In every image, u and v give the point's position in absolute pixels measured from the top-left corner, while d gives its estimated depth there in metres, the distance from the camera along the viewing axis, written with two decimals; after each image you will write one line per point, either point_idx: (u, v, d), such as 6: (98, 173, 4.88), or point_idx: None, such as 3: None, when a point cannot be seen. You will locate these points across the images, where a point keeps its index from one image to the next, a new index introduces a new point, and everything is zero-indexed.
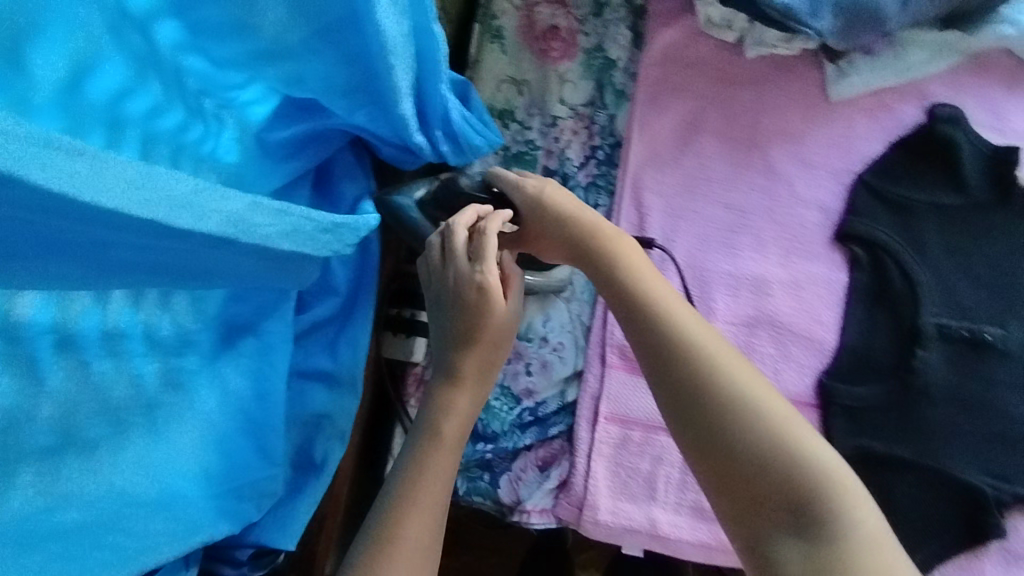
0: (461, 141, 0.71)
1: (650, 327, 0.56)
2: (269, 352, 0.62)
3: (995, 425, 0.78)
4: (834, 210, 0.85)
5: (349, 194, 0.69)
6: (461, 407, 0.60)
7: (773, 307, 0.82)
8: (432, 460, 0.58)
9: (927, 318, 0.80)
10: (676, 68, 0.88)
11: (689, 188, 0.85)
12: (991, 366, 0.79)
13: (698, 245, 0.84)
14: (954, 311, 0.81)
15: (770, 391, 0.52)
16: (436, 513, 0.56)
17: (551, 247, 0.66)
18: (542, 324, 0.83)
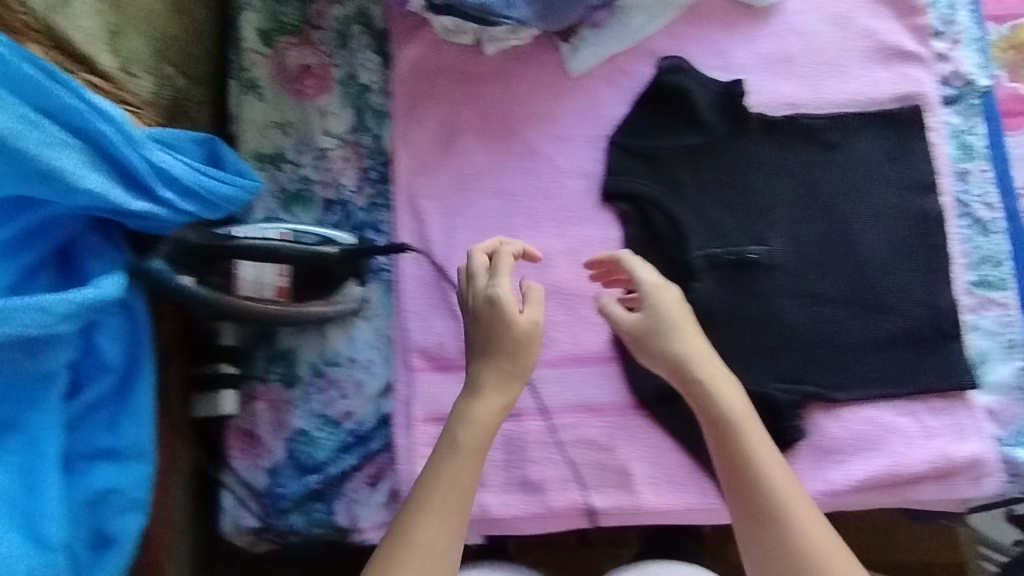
0: (198, 193, 0.74)
1: (701, 394, 0.64)
2: (35, 445, 0.64)
3: (774, 335, 0.84)
4: (596, 174, 0.89)
5: (94, 271, 0.69)
6: (485, 410, 0.63)
7: (558, 276, 0.86)
8: (452, 468, 0.60)
9: (695, 253, 0.85)
10: (426, 79, 0.92)
11: (461, 186, 0.89)
12: (760, 282, 0.85)
13: (479, 236, 0.88)
14: (719, 241, 0.86)
15: (783, 472, 0.61)
16: (457, 522, 0.58)
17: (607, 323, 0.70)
18: (348, 346, 0.86)
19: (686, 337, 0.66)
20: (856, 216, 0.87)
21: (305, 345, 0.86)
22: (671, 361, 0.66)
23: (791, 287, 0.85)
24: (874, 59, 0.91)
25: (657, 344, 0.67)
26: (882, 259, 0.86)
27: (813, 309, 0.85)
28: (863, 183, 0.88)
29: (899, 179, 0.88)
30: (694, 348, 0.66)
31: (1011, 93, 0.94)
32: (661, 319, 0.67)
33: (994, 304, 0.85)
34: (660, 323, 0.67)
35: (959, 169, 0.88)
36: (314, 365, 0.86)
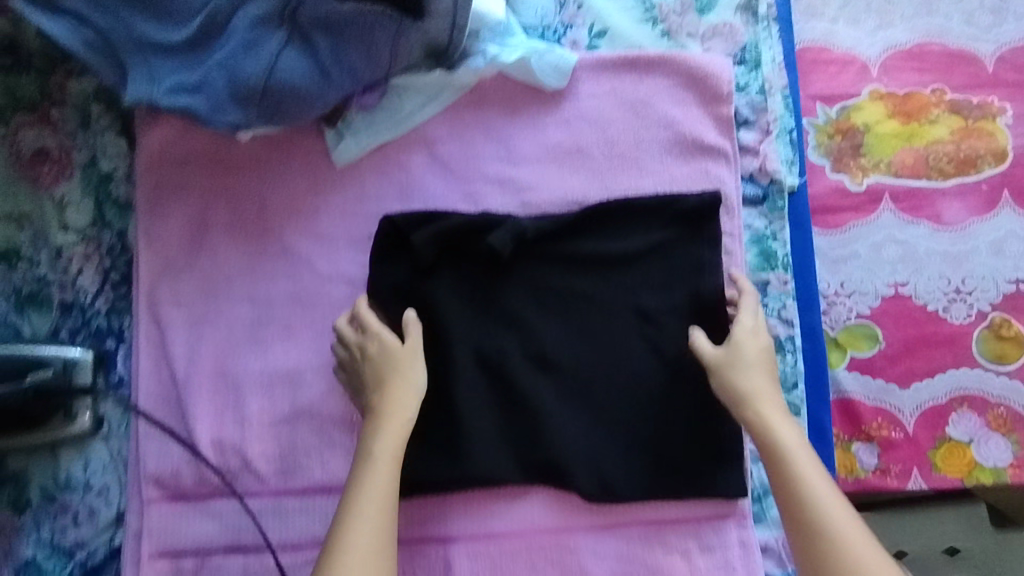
0: None
1: (758, 421, 0.70)
2: None
3: (430, 428, 0.78)
4: (361, 279, 0.82)
5: None
6: (383, 445, 0.69)
7: (309, 398, 0.79)
8: (374, 452, 0.68)
9: (461, 350, 0.78)
10: (174, 167, 0.83)
11: (209, 292, 0.81)
12: (540, 363, 0.79)
13: (226, 348, 0.80)
14: (484, 332, 0.79)
15: (836, 504, 0.64)
16: (384, 501, 0.66)
17: (395, 397, 0.72)
18: (82, 470, 0.79)
19: (743, 374, 0.72)
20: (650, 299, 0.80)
21: (35, 466, 0.80)
22: (731, 396, 0.72)
23: (501, 316, 0.80)
24: (671, 153, 0.82)
25: (738, 386, 0.72)
26: (624, 264, 0.80)
27: (512, 377, 0.78)
28: (626, 293, 0.80)
29: (684, 273, 0.80)
30: (751, 396, 0.71)
31: (832, 187, 0.86)
32: (745, 386, 0.72)
33: None
34: (741, 363, 0.73)
35: (759, 279, 0.81)
36: (45, 488, 0.79)
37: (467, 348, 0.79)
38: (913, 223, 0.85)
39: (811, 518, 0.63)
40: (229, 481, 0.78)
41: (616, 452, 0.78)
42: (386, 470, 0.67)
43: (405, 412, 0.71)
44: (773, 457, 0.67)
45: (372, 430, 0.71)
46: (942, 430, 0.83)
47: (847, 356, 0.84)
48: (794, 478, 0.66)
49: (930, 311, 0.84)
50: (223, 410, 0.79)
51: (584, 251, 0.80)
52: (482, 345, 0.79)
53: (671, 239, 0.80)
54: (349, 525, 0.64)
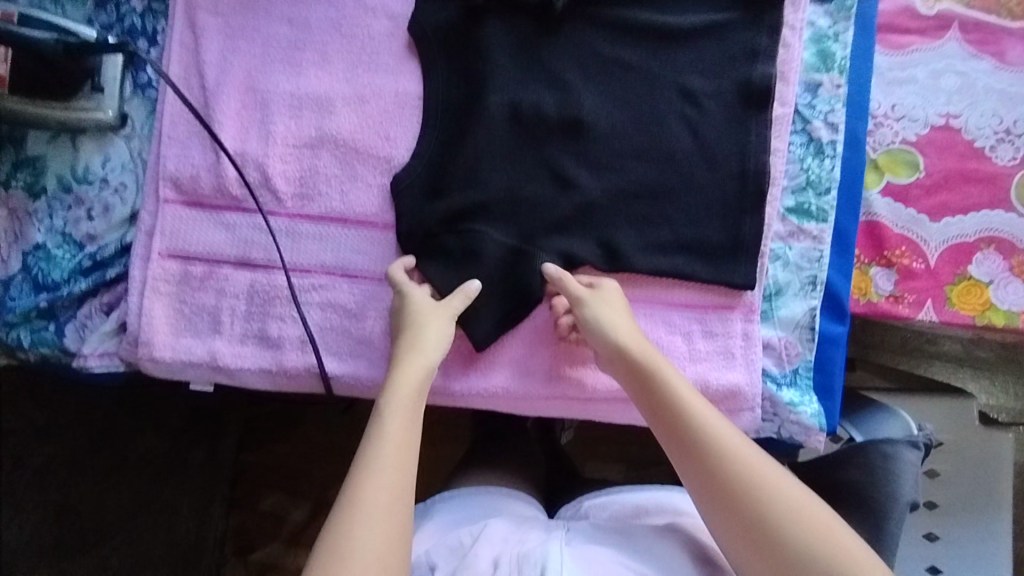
0: None
1: (655, 394, 0.65)
2: None
3: (448, 169, 0.76)
4: (403, 16, 0.79)
5: None
6: (405, 383, 0.64)
7: (336, 126, 0.78)
8: (387, 429, 0.61)
9: (493, 97, 0.76)
10: None
11: (248, 6, 0.79)
12: (573, 125, 0.76)
13: (257, 64, 0.78)
14: (521, 84, 0.77)
15: (746, 456, 0.61)
16: (403, 484, 0.59)
17: (426, 353, 0.66)
18: (101, 165, 0.79)
19: (622, 326, 0.68)
20: (696, 78, 0.77)
21: (53, 155, 0.79)
22: (618, 361, 0.67)
23: (542, 73, 0.77)
24: None
25: (616, 342, 0.67)
26: (677, 43, 0.77)
27: (540, 135, 0.76)
28: (672, 70, 0.77)
29: (735, 57, 0.76)
30: (645, 363, 0.66)
31: (901, 6, 0.83)
32: (615, 327, 0.68)
33: (805, 236, 0.78)
34: (620, 325, 0.69)
35: (811, 79, 0.78)
36: (61, 178, 0.79)
37: (507, 96, 0.76)
38: (976, 58, 0.83)
39: (723, 478, 0.60)
40: (246, 193, 0.77)
41: (632, 228, 0.76)
42: (398, 444, 0.60)
43: (435, 344, 0.67)
44: (702, 461, 0.61)
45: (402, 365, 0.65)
46: (964, 268, 0.81)
47: (884, 179, 0.82)
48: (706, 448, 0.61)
49: (976, 147, 0.82)
50: (249, 124, 0.78)
51: (642, 22, 0.77)
52: (518, 97, 0.76)
53: (736, 25, 0.77)
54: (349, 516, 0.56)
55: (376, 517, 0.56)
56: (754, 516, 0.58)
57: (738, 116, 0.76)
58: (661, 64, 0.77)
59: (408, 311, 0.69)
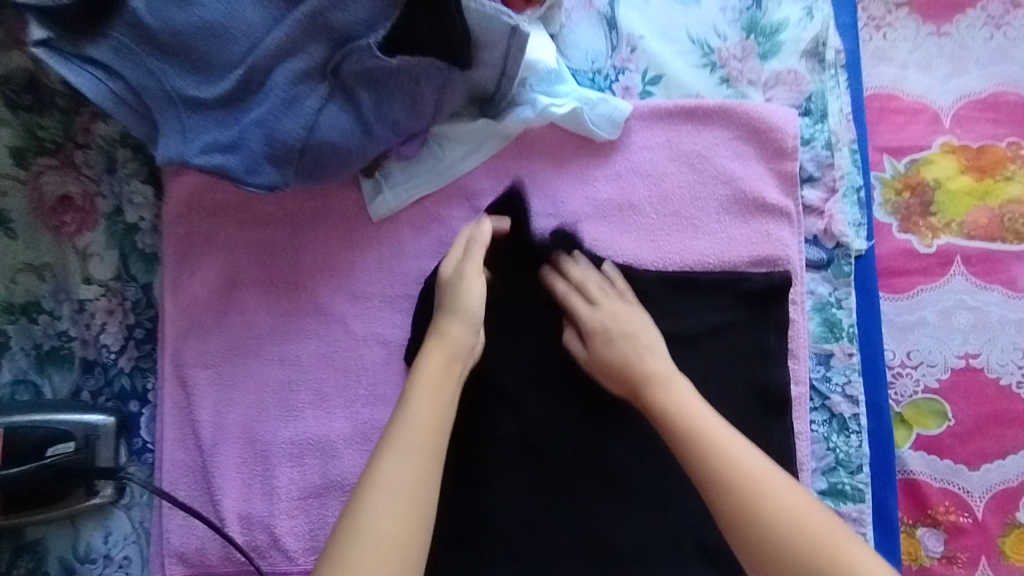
0: None
1: (651, 406, 0.64)
2: None
3: (464, 514, 0.72)
4: (397, 343, 0.77)
5: None
6: (421, 408, 0.60)
7: (341, 469, 0.75)
8: (400, 432, 0.58)
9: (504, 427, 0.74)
10: (202, 217, 0.78)
11: (238, 353, 0.77)
12: (589, 440, 0.74)
13: (254, 414, 0.76)
14: (530, 402, 0.74)
15: (733, 446, 0.58)
16: (421, 497, 0.55)
17: (443, 370, 0.63)
18: (103, 542, 0.75)
19: (647, 333, 0.69)
20: (705, 369, 0.74)
21: (54, 537, 0.75)
22: (624, 381, 0.68)
23: (546, 398, 0.74)
24: (730, 211, 0.77)
25: (620, 357, 0.68)
26: (684, 345, 0.74)
27: (551, 455, 0.73)
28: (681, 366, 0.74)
29: (742, 347, 0.75)
30: (664, 377, 0.65)
31: (898, 247, 0.81)
32: (618, 340, 0.69)
33: (846, 519, 0.73)
34: (647, 332, 0.70)
35: (821, 350, 0.76)
36: (64, 561, 0.75)
37: (518, 426, 0.74)
38: (986, 289, 0.80)
39: (704, 452, 0.58)
40: (256, 560, 0.73)
41: (665, 550, 0.71)
42: (426, 433, 0.59)
43: (461, 341, 0.65)
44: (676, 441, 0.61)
45: (442, 359, 0.64)
46: (1012, 515, 0.77)
47: (913, 433, 0.78)
48: (689, 440, 0.60)
49: (1003, 386, 0.78)
50: (251, 481, 0.74)
51: None
52: (528, 433, 0.73)
53: (740, 315, 0.75)
54: (365, 505, 0.54)
55: (382, 525, 0.53)
56: (731, 486, 0.56)
57: (756, 411, 0.74)
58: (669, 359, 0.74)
59: (454, 304, 0.67)
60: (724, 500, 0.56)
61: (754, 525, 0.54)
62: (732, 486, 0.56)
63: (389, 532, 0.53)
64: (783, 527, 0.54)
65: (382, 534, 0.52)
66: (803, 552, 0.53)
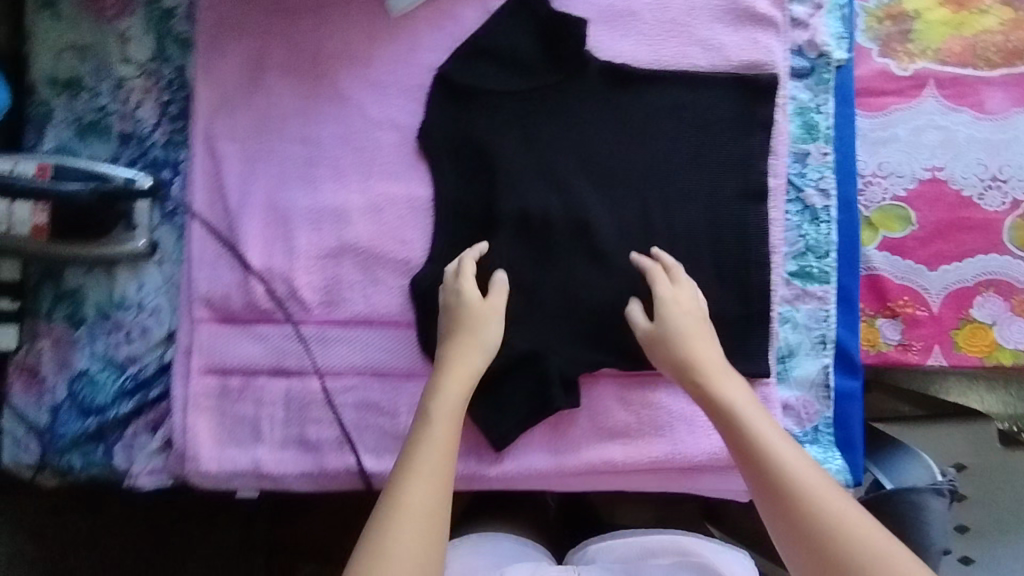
0: None
1: (700, 389, 0.70)
2: None
3: None
4: (410, 126, 0.83)
5: None
6: (447, 396, 0.68)
7: (355, 234, 0.82)
8: (429, 433, 0.65)
9: (509, 203, 0.81)
10: (235, 7, 0.84)
11: (264, 130, 0.84)
12: (585, 214, 0.80)
13: (277, 184, 0.83)
14: (532, 182, 0.82)
15: (775, 432, 0.65)
16: (444, 471, 0.63)
17: (451, 382, 0.69)
18: (136, 290, 0.83)
19: (696, 316, 0.74)
20: (691, 154, 0.82)
21: (92, 284, 0.83)
22: (675, 362, 0.72)
23: (543, 175, 0.82)
24: (722, 20, 0.83)
25: (680, 339, 0.72)
26: (675, 132, 0.82)
27: (547, 227, 0.81)
28: (667, 149, 0.82)
29: (727, 137, 0.82)
30: (695, 343, 0.72)
31: (877, 70, 0.88)
32: (668, 313, 0.74)
33: (810, 297, 0.81)
34: (688, 311, 0.74)
35: (799, 150, 0.83)
36: (100, 306, 0.83)
37: (509, 279, 0.80)
38: (956, 111, 0.87)
39: (746, 435, 0.65)
40: (277, 306, 0.81)
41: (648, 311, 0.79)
42: (445, 426, 0.65)
43: (472, 363, 0.71)
44: (714, 413, 0.68)
45: (444, 383, 0.69)
46: (967, 311, 0.84)
47: (879, 234, 0.86)
48: (738, 420, 0.66)
49: (965, 197, 0.86)
50: (274, 240, 0.82)
51: (642, 110, 0.82)
52: (527, 206, 0.81)
53: (728, 108, 0.82)
54: (404, 482, 0.61)
55: (416, 495, 0.60)
56: (777, 482, 0.61)
57: (737, 197, 0.81)
58: (660, 144, 0.82)
59: (457, 310, 0.74)
60: (777, 492, 0.61)
61: (802, 512, 0.59)
62: (770, 457, 0.62)
63: (418, 505, 0.60)
64: (836, 523, 0.57)
65: (418, 490, 0.61)
66: (825, 514, 0.58)
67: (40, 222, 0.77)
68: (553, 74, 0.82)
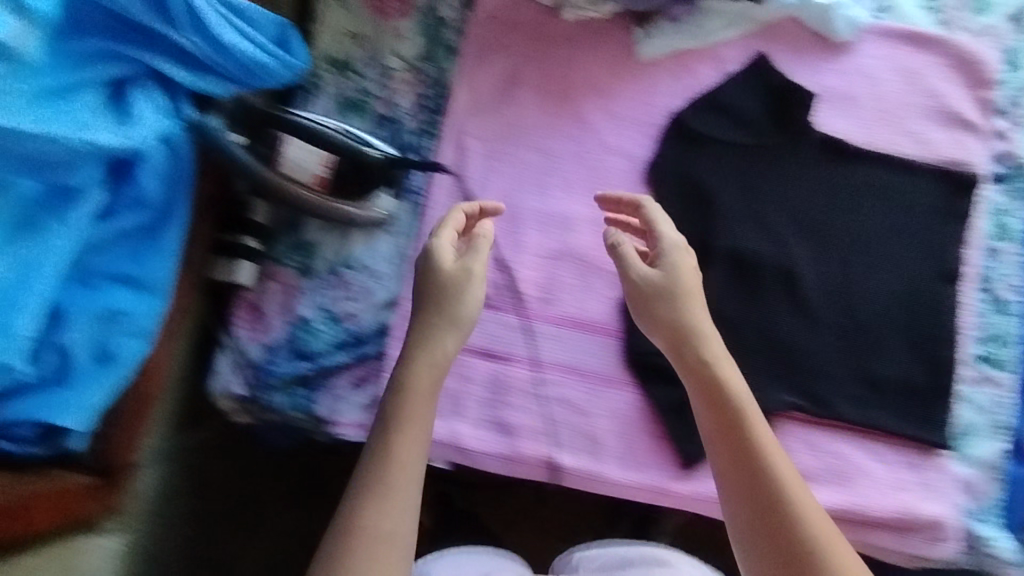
0: (249, 66, 0.78)
1: (704, 371, 0.67)
2: (47, 246, 0.68)
3: None
4: (640, 159, 0.92)
5: (142, 109, 0.74)
6: (423, 371, 0.66)
7: (578, 243, 0.89)
8: (405, 407, 0.64)
9: (725, 243, 0.88)
10: (502, 28, 0.94)
11: (508, 136, 0.92)
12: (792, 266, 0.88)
13: (513, 186, 0.90)
14: (748, 228, 0.89)
15: (771, 442, 0.64)
16: (418, 446, 0.63)
17: (437, 344, 0.67)
18: (367, 254, 0.88)
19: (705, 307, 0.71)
20: (893, 231, 0.89)
21: (327, 241, 0.89)
22: (671, 336, 0.69)
23: (758, 223, 0.89)
24: (932, 119, 0.93)
25: (670, 316, 0.70)
26: (881, 209, 0.90)
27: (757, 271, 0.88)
28: (871, 221, 0.89)
29: (930, 223, 0.89)
30: (710, 337, 0.69)
31: None
32: (685, 296, 0.70)
33: (991, 382, 0.86)
34: (699, 300, 0.71)
35: (992, 247, 0.90)
36: (330, 263, 0.88)
37: (714, 310, 0.86)
38: None
39: (739, 439, 0.64)
40: (497, 293, 0.87)
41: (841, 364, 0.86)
42: (420, 401, 0.65)
43: (468, 316, 0.69)
44: (712, 406, 0.66)
45: (435, 342, 0.67)
46: None
47: None
48: (736, 420, 0.65)
49: None
50: (503, 235, 0.89)
51: (854, 184, 0.90)
52: (742, 248, 0.88)
53: (933, 198, 0.90)
54: (373, 466, 0.62)
55: (399, 475, 0.62)
56: (763, 490, 0.62)
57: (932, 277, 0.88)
58: (867, 217, 0.90)
59: (439, 280, 0.69)
60: (760, 501, 0.62)
61: (784, 530, 0.60)
62: (766, 471, 0.63)
63: (404, 490, 0.61)
64: (806, 547, 0.59)
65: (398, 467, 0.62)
66: (810, 538, 0.60)
67: (319, 175, 0.82)
68: (780, 138, 0.92)
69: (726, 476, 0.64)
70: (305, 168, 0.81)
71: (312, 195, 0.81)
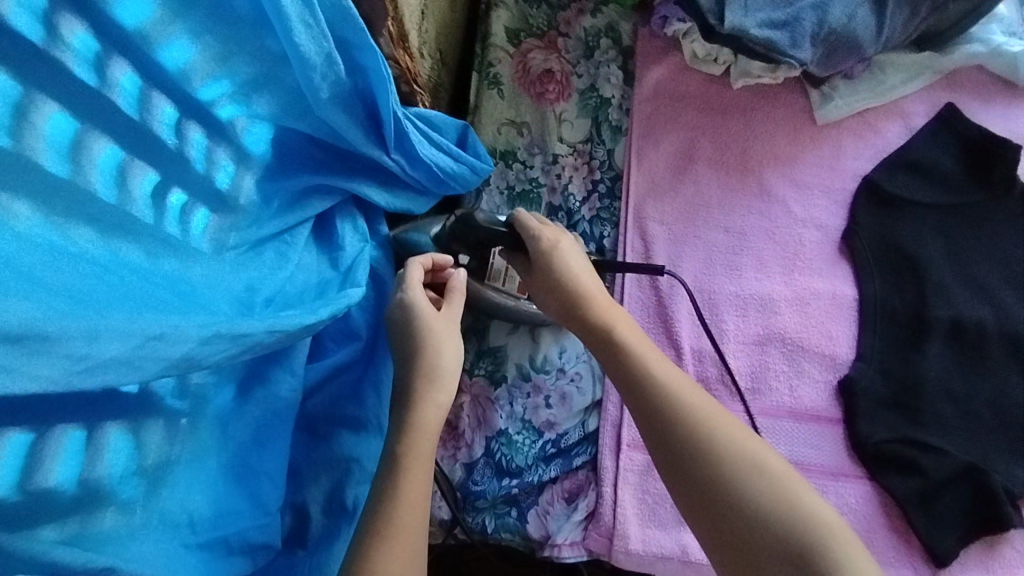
0: (441, 176, 0.74)
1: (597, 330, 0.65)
2: (277, 404, 0.63)
3: (895, 375, 0.81)
4: (833, 228, 0.87)
5: (345, 238, 0.71)
6: (425, 416, 0.60)
7: (782, 324, 0.83)
8: (406, 446, 0.58)
9: (941, 311, 0.83)
10: (668, 102, 0.91)
11: (690, 215, 0.88)
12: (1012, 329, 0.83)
13: (703, 268, 0.86)
14: (959, 293, 0.84)
15: (691, 389, 0.60)
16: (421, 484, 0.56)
17: (423, 386, 0.61)
18: (558, 355, 0.84)
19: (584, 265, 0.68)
20: None
21: (514, 347, 0.85)
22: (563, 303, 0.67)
23: (969, 285, 0.85)
24: None
25: (562, 283, 0.67)
26: None
27: (975, 338, 0.83)
28: None
29: None
30: (595, 295, 0.66)
31: None
32: (564, 265, 0.68)
33: None
34: (581, 265, 0.68)
35: None
36: (521, 368, 0.84)
37: (939, 384, 0.81)
38: None
39: (650, 394, 0.60)
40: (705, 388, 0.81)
41: None
42: (423, 436, 0.59)
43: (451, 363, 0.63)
44: (621, 369, 0.63)
45: (434, 387, 0.61)
46: None
47: None
48: (637, 377, 0.61)
49: None
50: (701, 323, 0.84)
51: None
52: (959, 312, 0.83)
53: None
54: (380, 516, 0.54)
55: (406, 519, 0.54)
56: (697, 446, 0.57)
57: None
58: None
59: (431, 328, 0.63)
60: (685, 459, 0.57)
61: (715, 480, 0.55)
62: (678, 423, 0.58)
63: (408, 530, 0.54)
64: (765, 492, 0.54)
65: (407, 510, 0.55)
66: (755, 487, 0.54)
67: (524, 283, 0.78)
68: (981, 192, 0.87)
69: (652, 441, 0.59)
70: (512, 278, 0.78)
71: (508, 301, 0.79)
